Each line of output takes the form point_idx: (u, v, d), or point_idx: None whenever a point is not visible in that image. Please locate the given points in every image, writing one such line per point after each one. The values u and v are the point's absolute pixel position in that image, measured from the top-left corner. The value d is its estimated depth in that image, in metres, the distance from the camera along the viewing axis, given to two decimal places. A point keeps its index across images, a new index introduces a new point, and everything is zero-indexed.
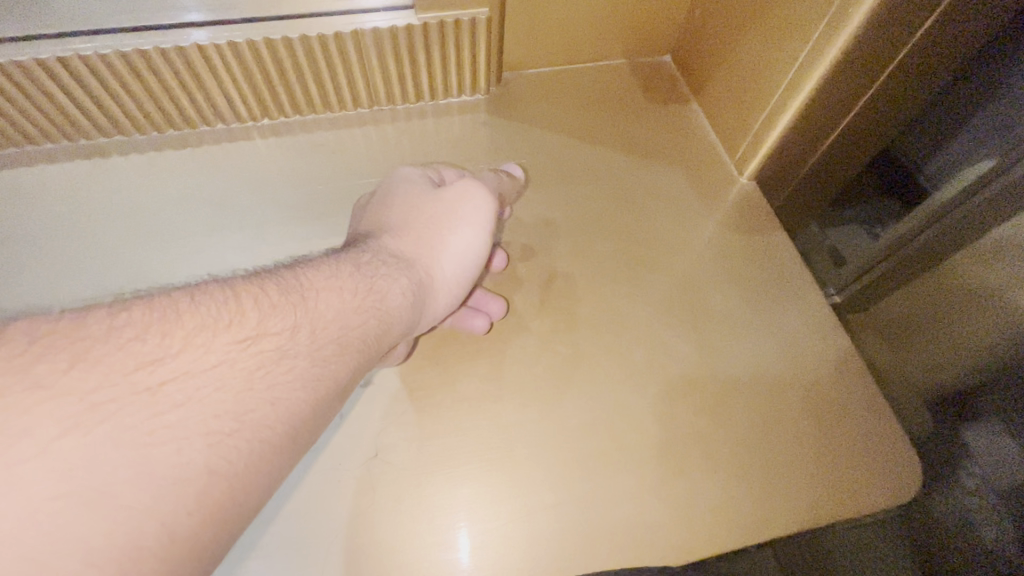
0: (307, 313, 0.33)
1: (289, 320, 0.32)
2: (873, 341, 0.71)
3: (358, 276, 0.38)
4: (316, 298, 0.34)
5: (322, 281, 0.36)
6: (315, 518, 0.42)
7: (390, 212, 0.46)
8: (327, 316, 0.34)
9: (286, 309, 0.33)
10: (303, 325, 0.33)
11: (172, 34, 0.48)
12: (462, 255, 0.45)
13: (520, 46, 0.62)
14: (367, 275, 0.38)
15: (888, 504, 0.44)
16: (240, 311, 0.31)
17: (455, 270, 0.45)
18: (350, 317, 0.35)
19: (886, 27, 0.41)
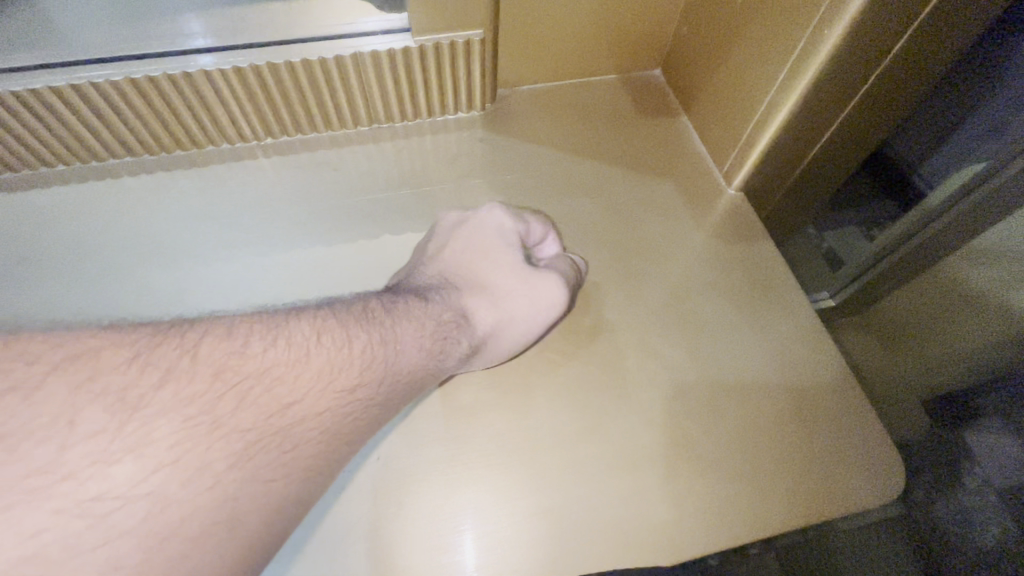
0: (388, 364, 0.39)
1: (377, 373, 0.39)
2: (862, 340, 0.74)
3: (430, 339, 0.43)
4: (401, 352, 0.40)
5: (403, 332, 0.41)
6: (319, 524, 0.43)
7: (467, 264, 0.49)
8: (401, 372, 0.40)
9: (371, 355, 0.38)
10: (387, 376, 0.39)
11: (180, 60, 0.50)
12: (518, 330, 0.47)
13: (515, 64, 0.64)
14: (434, 339, 0.43)
15: (877, 502, 0.45)
16: (350, 359, 0.37)
17: (507, 339, 0.48)
18: (412, 372, 0.41)
19: (866, 35, 0.44)
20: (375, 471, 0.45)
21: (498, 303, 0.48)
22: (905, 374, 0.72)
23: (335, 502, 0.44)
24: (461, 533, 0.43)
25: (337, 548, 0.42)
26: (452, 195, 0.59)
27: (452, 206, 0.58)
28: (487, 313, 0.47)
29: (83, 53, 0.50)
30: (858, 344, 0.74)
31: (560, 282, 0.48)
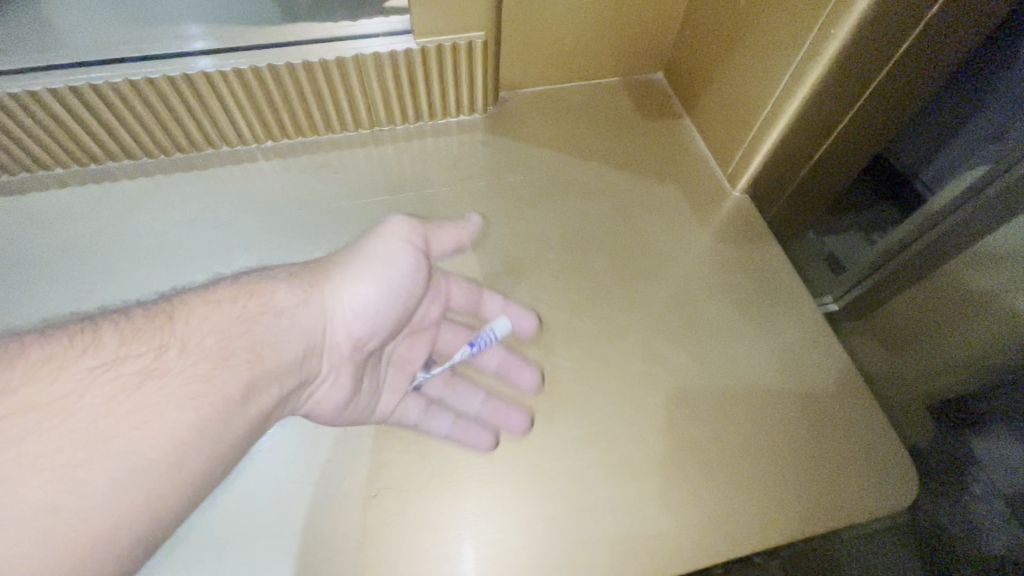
0: (173, 331, 0.34)
1: (153, 341, 0.33)
2: (869, 346, 0.71)
3: (264, 297, 0.39)
4: (194, 315, 0.35)
5: (205, 304, 0.36)
6: (318, 533, 0.42)
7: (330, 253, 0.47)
8: (209, 326, 0.35)
9: (148, 331, 0.33)
10: (172, 342, 0.34)
11: (180, 62, 0.50)
12: (378, 272, 0.43)
13: (517, 65, 0.63)
14: (270, 296, 0.39)
15: (893, 507, 0.45)
16: (99, 340, 0.32)
17: (365, 285, 0.43)
18: (228, 329, 0.36)
19: (871, 38, 0.44)
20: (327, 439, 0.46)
21: (348, 256, 0.44)
22: (915, 379, 0.70)
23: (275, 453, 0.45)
24: (464, 542, 0.42)
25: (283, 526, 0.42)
26: (453, 198, 0.58)
27: (453, 208, 0.58)
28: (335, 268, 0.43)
29: (82, 55, 0.50)
30: (866, 350, 0.71)
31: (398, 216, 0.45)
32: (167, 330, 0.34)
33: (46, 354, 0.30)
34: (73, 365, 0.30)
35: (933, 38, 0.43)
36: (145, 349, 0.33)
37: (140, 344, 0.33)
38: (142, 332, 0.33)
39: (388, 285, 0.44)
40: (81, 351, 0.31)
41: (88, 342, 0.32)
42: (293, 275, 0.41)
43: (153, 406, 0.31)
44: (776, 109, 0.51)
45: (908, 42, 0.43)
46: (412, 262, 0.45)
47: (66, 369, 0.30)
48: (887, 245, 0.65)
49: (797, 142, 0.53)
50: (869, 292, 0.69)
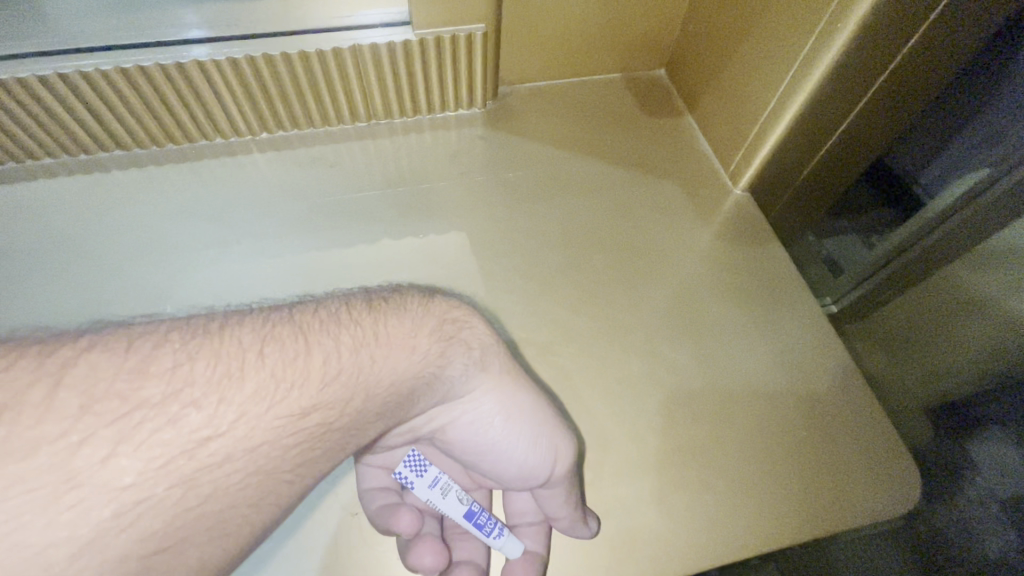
0: (367, 377, 0.30)
1: (346, 387, 0.29)
2: (868, 350, 0.70)
3: (437, 364, 0.34)
4: (384, 361, 0.31)
5: (395, 351, 0.32)
6: (312, 531, 0.42)
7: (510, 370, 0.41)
8: (381, 370, 0.31)
9: (349, 374, 0.30)
10: (359, 391, 0.30)
11: (174, 50, 0.49)
12: (512, 443, 0.38)
13: (515, 60, 0.63)
14: (443, 364, 0.34)
15: (893, 512, 0.44)
16: (303, 374, 0.28)
17: (492, 431, 0.38)
18: (403, 384, 0.32)
19: (875, 36, 0.43)
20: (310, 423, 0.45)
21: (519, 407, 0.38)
22: (914, 383, 0.69)
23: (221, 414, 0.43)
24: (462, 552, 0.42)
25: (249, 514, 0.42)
26: (451, 194, 0.57)
27: (452, 204, 0.57)
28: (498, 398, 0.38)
29: (73, 42, 0.49)
30: (868, 356, 0.69)
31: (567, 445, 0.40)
32: (364, 376, 0.30)
33: (266, 382, 0.27)
34: (285, 404, 0.27)
35: (936, 43, 0.42)
36: (341, 394, 0.29)
37: (338, 389, 0.29)
38: (344, 373, 0.29)
39: (499, 447, 0.39)
40: (293, 387, 0.27)
41: (300, 375, 0.28)
42: (482, 345, 0.37)
43: (315, 459, 0.29)
44: (778, 108, 0.51)
45: (914, 41, 0.42)
46: (540, 467, 0.39)
47: (276, 408, 0.27)
48: (884, 249, 0.65)
49: (799, 141, 0.52)
50: (870, 295, 0.68)
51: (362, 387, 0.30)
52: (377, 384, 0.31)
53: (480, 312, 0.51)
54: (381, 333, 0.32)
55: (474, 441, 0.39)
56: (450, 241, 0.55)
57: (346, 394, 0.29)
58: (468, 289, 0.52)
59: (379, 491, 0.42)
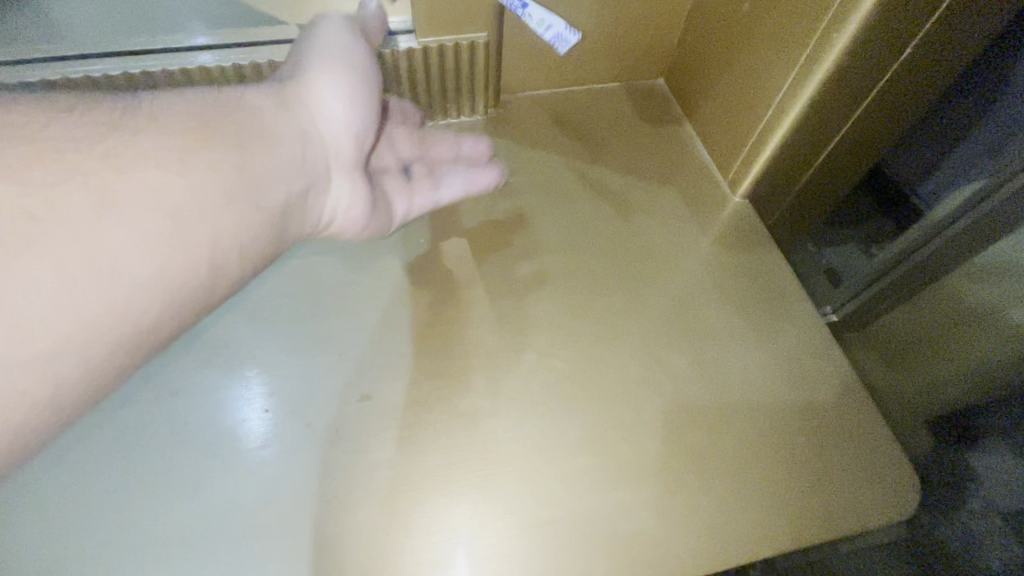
0: (273, 142, 0.39)
1: (252, 148, 0.37)
2: (871, 361, 0.68)
3: (329, 66, 0.46)
4: (282, 135, 0.40)
5: (293, 130, 0.41)
6: (299, 526, 0.41)
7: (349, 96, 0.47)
8: (282, 76, 0.46)
9: (236, 131, 0.37)
10: (263, 156, 0.38)
11: (180, 56, 0.50)
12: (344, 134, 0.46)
13: (517, 71, 0.64)
14: (335, 66, 0.46)
15: (892, 519, 0.44)
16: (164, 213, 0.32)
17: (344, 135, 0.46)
18: (304, 150, 0.42)
19: (872, 45, 0.44)
20: (304, 421, 0.45)
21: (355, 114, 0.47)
22: (915, 395, 0.68)
23: (192, 429, 0.45)
24: (457, 544, 0.41)
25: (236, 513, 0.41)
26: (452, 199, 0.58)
27: (453, 209, 0.57)
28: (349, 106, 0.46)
29: (80, 47, 0.49)
30: (869, 365, 0.68)
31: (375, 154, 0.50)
32: (304, 140, 0.42)
33: (219, 105, 0.38)
34: (232, 120, 0.37)
35: (933, 49, 0.43)
36: (284, 126, 0.41)
37: (274, 151, 0.39)
38: (294, 109, 0.43)
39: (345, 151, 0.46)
40: (250, 118, 0.39)
41: (257, 95, 0.41)
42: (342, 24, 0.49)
43: None
44: (773, 120, 0.52)
45: (914, 44, 0.43)
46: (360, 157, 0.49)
47: (221, 120, 0.37)
48: (888, 257, 0.64)
49: (797, 149, 0.53)
50: (868, 304, 0.66)
51: (305, 132, 0.43)
52: (312, 158, 0.43)
53: (480, 316, 0.51)
54: (272, 121, 0.40)
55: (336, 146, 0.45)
56: (452, 246, 0.55)
57: (276, 133, 0.40)
58: (467, 293, 0.52)
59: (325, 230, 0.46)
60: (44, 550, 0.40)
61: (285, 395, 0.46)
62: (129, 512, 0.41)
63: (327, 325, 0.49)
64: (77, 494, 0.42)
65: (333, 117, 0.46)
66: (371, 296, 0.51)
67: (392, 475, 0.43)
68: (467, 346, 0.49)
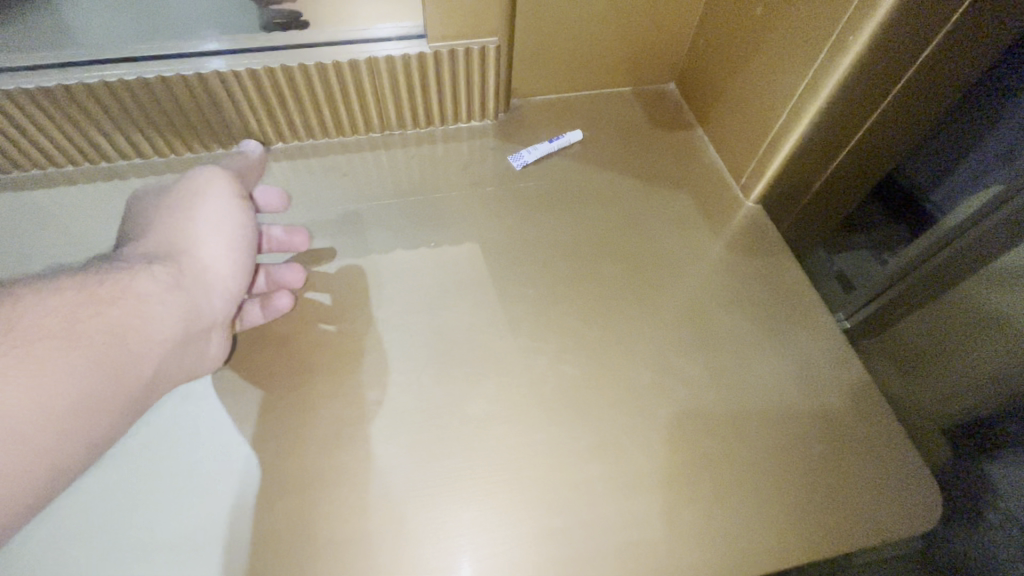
0: (134, 309, 0.38)
1: (112, 325, 0.36)
2: (885, 365, 0.69)
3: (213, 223, 0.45)
4: (143, 299, 0.39)
5: (150, 291, 0.39)
6: (297, 532, 0.40)
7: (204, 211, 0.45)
8: (162, 237, 0.43)
9: (101, 305, 0.36)
10: (125, 328, 0.37)
11: (195, 62, 0.50)
12: (217, 263, 0.44)
13: (527, 75, 0.64)
14: (223, 224, 0.45)
15: (910, 530, 0.43)
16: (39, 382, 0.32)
17: (216, 269, 0.44)
18: (171, 304, 0.40)
19: (887, 50, 0.43)
20: (313, 425, 0.44)
21: (212, 232, 0.44)
22: (931, 402, 0.67)
23: (200, 429, 0.44)
24: (463, 553, 0.40)
25: (244, 518, 0.40)
26: (462, 203, 0.58)
27: (463, 213, 0.57)
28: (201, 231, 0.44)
29: (97, 53, 0.50)
30: (883, 369, 0.69)
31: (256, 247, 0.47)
32: (188, 303, 0.41)
33: (101, 294, 0.37)
34: (116, 312, 0.37)
35: (946, 55, 0.44)
36: (170, 302, 0.40)
37: (154, 328, 0.39)
38: (181, 273, 0.42)
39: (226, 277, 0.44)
40: (135, 301, 0.38)
41: (145, 274, 0.40)
42: (227, 173, 0.46)
43: None
44: (786, 125, 0.51)
45: (929, 50, 0.43)
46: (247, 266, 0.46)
47: (93, 314, 0.36)
48: (901, 263, 0.65)
49: (809, 154, 0.52)
50: (882, 311, 0.67)
51: (190, 296, 0.42)
52: (197, 318, 0.42)
53: (490, 321, 0.51)
54: (127, 285, 0.38)
55: (211, 276, 0.44)
56: (461, 251, 0.55)
57: (131, 300, 0.38)
58: (477, 298, 0.52)
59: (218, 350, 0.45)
60: (42, 547, 0.39)
61: (294, 399, 0.45)
62: (133, 511, 0.40)
63: (336, 329, 0.49)
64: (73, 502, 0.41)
65: (201, 245, 0.44)
66: (380, 301, 0.51)
67: (400, 479, 0.42)
68: (477, 352, 0.49)
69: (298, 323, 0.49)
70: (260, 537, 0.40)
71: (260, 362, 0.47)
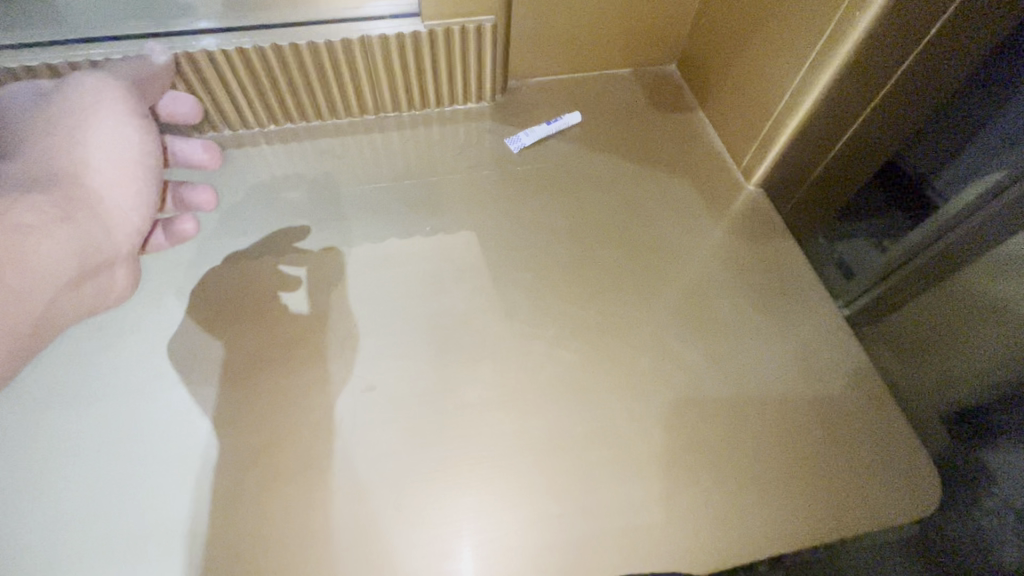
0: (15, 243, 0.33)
1: None
2: (887, 354, 0.69)
3: (105, 147, 0.40)
4: (22, 228, 0.34)
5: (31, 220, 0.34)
6: (295, 516, 0.40)
7: (93, 127, 0.40)
8: (38, 157, 0.38)
9: None
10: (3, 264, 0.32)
11: (184, 40, 0.49)
12: (116, 189, 0.40)
13: (524, 56, 0.62)
14: (119, 146, 0.41)
15: (905, 514, 0.42)
16: None
17: (114, 195, 0.40)
18: (58, 233, 0.35)
19: (894, 29, 0.42)
20: (309, 410, 0.44)
21: (106, 153, 0.40)
22: (930, 389, 0.67)
23: (182, 420, 0.43)
24: (462, 541, 0.40)
25: (241, 504, 0.40)
26: (459, 187, 0.57)
27: (459, 197, 0.56)
28: (92, 150, 0.39)
29: (82, 32, 0.49)
30: (884, 358, 0.68)
31: (156, 170, 0.43)
32: (81, 234, 0.37)
33: None
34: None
35: (953, 34, 0.42)
36: (57, 234, 0.35)
37: (42, 264, 0.34)
38: (68, 201, 0.37)
39: (128, 204, 0.41)
40: (14, 232, 0.33)
41: (24, 202, 0.34)
42: (117, 88, 0.42)
43: None
44: (790, 106, 0.50)
45: (938, 27, 0.42)
46: (151, 192, 0.43)
47: None
48: (902, 252, 0.65)
49: (814, 135, 0.51)
50: (881, 296, 0.68)
51: (86, 227, 0.37)
52: (94, 251, 0.38)
53: (486, 306, 0.50)
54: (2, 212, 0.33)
55: (110, 203, 0.40)
56: (457, 236, 0.54)
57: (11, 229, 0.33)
58: (474, 283, 0.51)
59: (115, 279, 0.41)
60: (32, 534, 0.39)
61: (289, 385, 0.45)
62: (118, 501, 0.40)
63: (332, 313, 0.49)
64: (66, 493, 0.41)
65: (94, 167, 0.39)
66: (376, 286, 0.50)
67: (397, 464, 0.42)
68: (473, 338, 0.48)
69: (293, 309, 0.49)
70: (257, 523, 0.39)
71: (255, 348, 0.46)
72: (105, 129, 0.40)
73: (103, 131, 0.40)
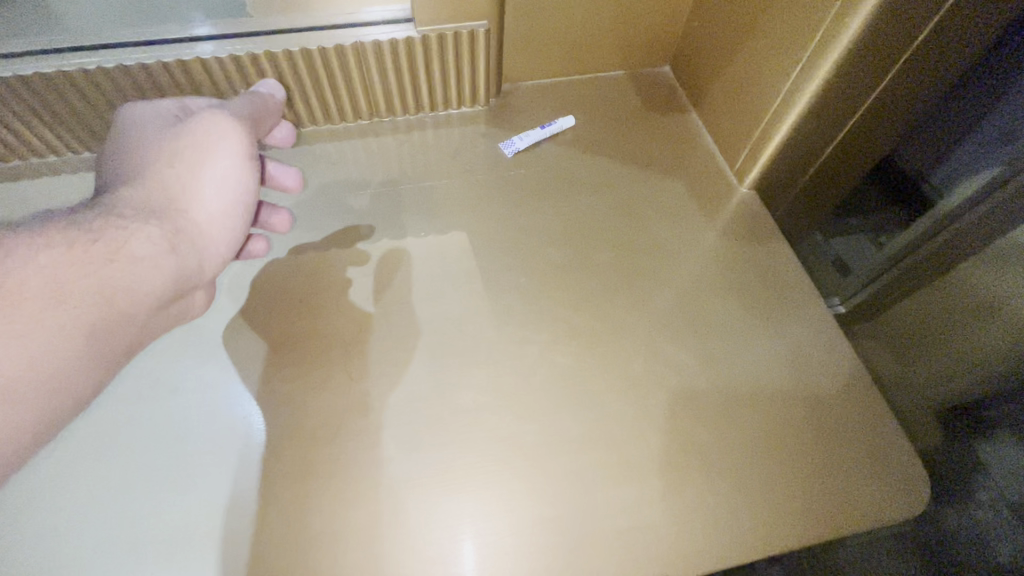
0: (130, 270, 0.37)
1: (111, 282, 0.36)
2: (880, 351, 0.67)
3: (217, 183, 0.44)
4: (140, 254, 0.38)
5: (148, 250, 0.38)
6: (293, 520, 0.40)
7: (210, 164, 0.43)
8: (159, 186, 0.41)
9: (102, 262, 0.36)
10: (122, 288, 0.36)
11: (179, 48, 0.49)
12: (217, 222, 0.44)
13: (517, 59, 0.62)
14: (228, 184, 0.44)
15: (895, 511, 0.43)
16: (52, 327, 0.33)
17: (215, 227, 0.44)
18: (167, 261, 0.39)
19: (883, 29, 0.42)
20: (305, 415, 0.44)
21: (215, 188, 0.44)
22: (924, 385, 0.66)
23: (181, 428, 0.44)
24: (462, 543, 0.40)
25: (239, 509, 0.41)
26: (454, 191, 0.57)
27: (454, 201, 0.57)
28: (205, 185, 0.43)
29: (75, 40, 0.49)
30: (876, 354, 0.67)
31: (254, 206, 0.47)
32: (183, 264, 0.41)
33: (95, 251, 0.36)
34: (109, 272, 0.36)
35: (943, 35, 0.43)
36: (165, 263, 0.39)
37: (150, 289, 0.38)
38: (179, 233, 0.41)
39: (225, 235, 0.44)
40: (130, 261, 0.37)
41: (145, 230, 0.39)
42: (239, 130, 0.45)
43: None
44: (782, 106, 0.50)
45: (930, 25, 0.42)
46: (245, 225, 0.46)
47: (92, 271, 0.35)
48: (897, 247, 0.65)
49: (809, 133, 0.51)
50: (879, 294, 0.67)
51: (185, 258, 0.41)
52: (192, 275, 0.42)
53: (481, 310, 0.50)
54: (124, 238, 0.37)
55: (212, 233, 0.43)
56: (451, 240, 0.54)
57: (130, 256, 0.37)
58: (469, 287, 0.52)
59: (203, 294, 0.44)
60: (34, 544, 0.39)
61: (286, 391, 0.45)
62: (120, 510, 0.41)
63: (329, 318, 0.49)
64: (67, 503, 0.41)
65: (206, 201, 0.43)
66: (374, 292, 0.51)
67: (394, 468, 0.43)
68: (470, 343, 0.49)
69: (289, 315, 0.49)
70: (255, 528, 0.40)
71: (253, 353, 0.47)
72: (220, 167, 0.44)
73: (216, 168, 0.44)
